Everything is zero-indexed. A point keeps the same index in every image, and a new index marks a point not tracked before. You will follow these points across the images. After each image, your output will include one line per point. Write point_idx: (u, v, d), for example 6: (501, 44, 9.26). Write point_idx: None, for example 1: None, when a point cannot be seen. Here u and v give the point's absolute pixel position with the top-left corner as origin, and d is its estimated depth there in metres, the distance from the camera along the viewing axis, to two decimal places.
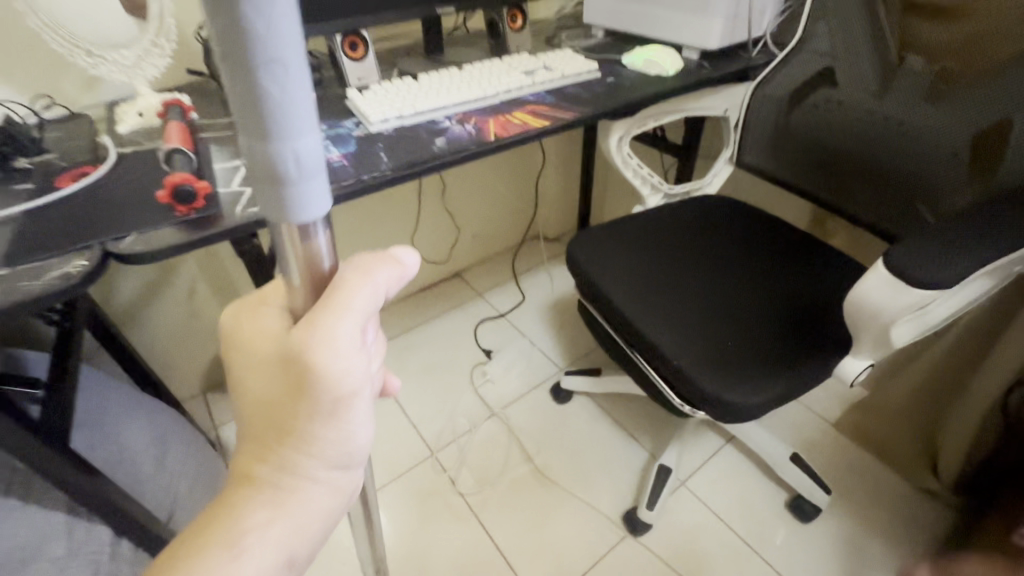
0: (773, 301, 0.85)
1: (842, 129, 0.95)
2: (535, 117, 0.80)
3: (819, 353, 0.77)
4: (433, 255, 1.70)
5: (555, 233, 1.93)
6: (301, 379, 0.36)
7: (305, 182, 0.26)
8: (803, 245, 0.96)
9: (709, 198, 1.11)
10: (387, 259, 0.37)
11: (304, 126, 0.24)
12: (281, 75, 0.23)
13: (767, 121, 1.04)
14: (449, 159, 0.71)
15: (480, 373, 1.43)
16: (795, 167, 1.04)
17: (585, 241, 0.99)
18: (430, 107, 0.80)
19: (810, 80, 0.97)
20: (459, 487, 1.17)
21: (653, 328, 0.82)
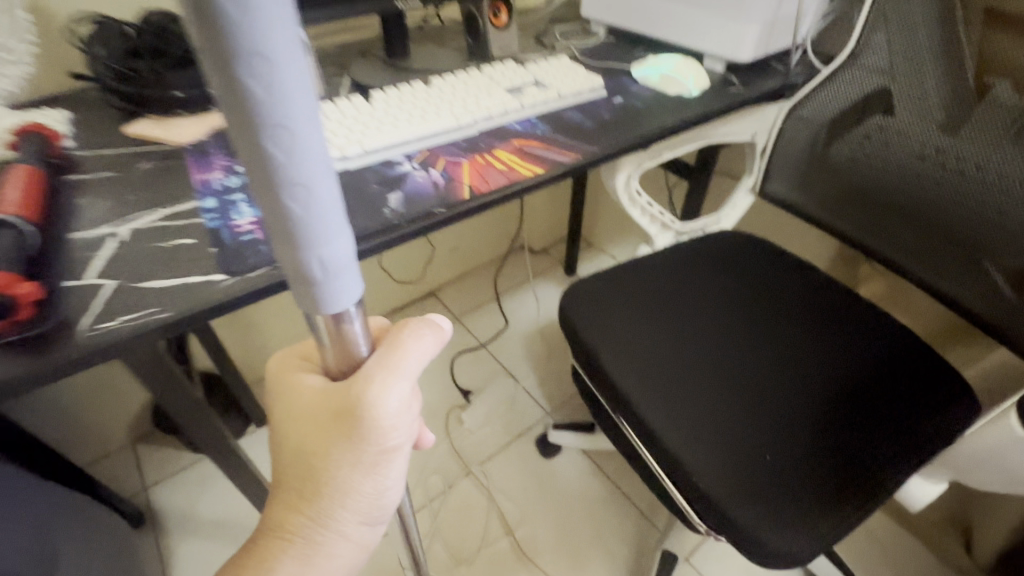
0: (816, 389, 0.71)
1: (896, 171, 0.76)
2: (523, 159, 0.61)
3: (873, 470, 0.62)
4: (404, 275, 1.50)
5: (542, 245, 1.73)
6: (349, 427, 0.36)
7: (335, 283, 0.28)
8: (836, 314, 0.80)
9: (728, 236, 0.93)
10: (434, 327, 0.38)
11: (332, 236, 0.26)
12: (309, 198, 0.24)
13: (798, 149, 0.85)
14: (406, 229, 0.51)
15: (456, 418, 1.26)
16: (833, 207, 0.86)
17: (580, 300, 0.80)
18: (384, 143, 0.60)
19: (859, 105, 0.78)
20: (431, 566, 1.01)
21: (672, 433, 0.65)
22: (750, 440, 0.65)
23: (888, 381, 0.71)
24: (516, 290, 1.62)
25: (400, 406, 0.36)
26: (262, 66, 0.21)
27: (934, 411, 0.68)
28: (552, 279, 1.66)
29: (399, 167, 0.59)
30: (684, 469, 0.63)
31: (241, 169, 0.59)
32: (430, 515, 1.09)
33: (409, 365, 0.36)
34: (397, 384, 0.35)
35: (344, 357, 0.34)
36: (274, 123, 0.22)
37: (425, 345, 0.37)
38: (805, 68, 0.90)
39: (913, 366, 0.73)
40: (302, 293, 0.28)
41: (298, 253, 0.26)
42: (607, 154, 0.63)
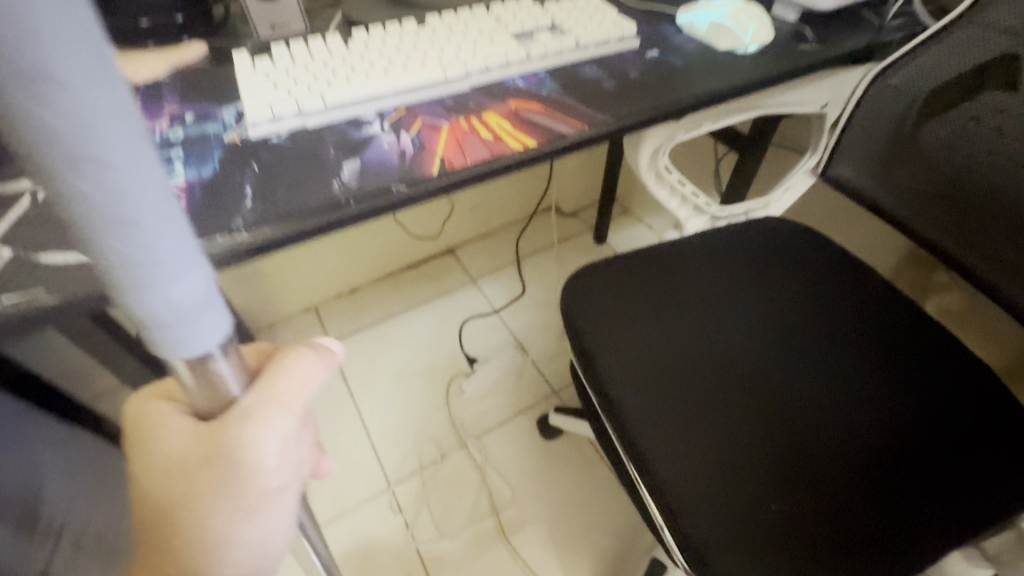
0: (854, 431, 0.58)
1: (1012, 166, 0.57)
2: (515, 127, 0.49)
3: (907, 542, 0.51)
4: (421, 230, 1.43)
5: (572, 208, 1.61)
6: (220, 470, 0.28)
7: (192, 326, 0.21)
8: (898, 337, 0.66)
9: (776, 222, 0.79)
10: (321, 352, 0.32)
11: (183, 268, 0.20)
12: (141, 224, 0.18)
13: (883, 128, 0.65)
14: (352, 210, 0.42)
15: (458, 387, 1.22)
16: (917, 204, 0.67)
17: (582, 295, 0.70)
18: (351, 97, 0.50)
19: (970, 75, 0.57)
20: (415, 533, 1.01)
21: (675, 476, 0.56)
22: (771, 493, 0.54)
23: (952, 434, 0.58)
24: (538, 255, 1.52)
25: (285, 448, 0.29)
26: (33, 53, 0.14)
27: (1006, 479, 0.55)
28: (578, 246, 1.54)
29: (366, 127, 0.49)
30: (682, 522, 0.53)
31: (189, 119, 0.51)
32: (420, 483, 1.07)
33: (296, 396, 0.29)
34: (284, 419, 0.28)
35: (211, 394, 0.27)
36: (70, 125, 0.15)
37: (314, 371, 0.31)
38: (903, 24, 0.71)
39: (985, 419, 0.59)
40: (154, 342, 0.21)
41: (135, 296, 0.19)
42: (621, 126, 0.50)
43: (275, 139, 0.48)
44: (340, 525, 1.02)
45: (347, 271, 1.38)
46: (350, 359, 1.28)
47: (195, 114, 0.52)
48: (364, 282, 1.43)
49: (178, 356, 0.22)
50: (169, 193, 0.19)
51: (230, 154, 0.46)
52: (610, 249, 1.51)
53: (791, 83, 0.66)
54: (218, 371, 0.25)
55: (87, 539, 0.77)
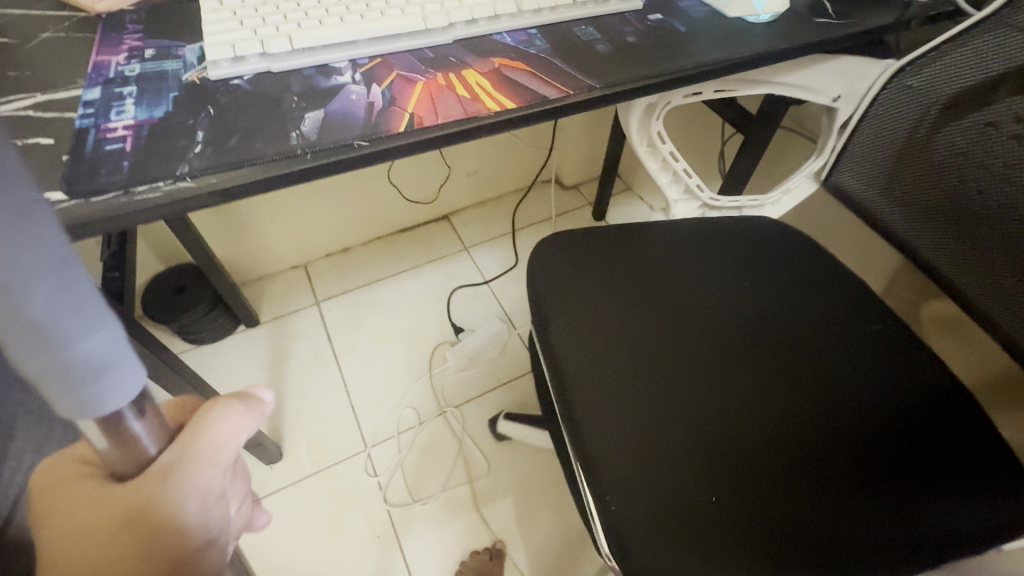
0: (809, 436, 0.56)
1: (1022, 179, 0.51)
2: (493, 86, 0.46)
3: (845, 553, 0.49)
4: (416, 194, 1.39)
5: (574, 180, 1.56)
6: (138, 533, 0.26)
7: (111, 377, 0.20)
8: (877, 347, 0.64)
9: (768, 222, 0.75)
10: (245, 402, 0.32)
11: (88, 322, 0.18)
12: (26, 283, 0.16)
13: (893, 134, 0.61)
14: (306, 162, 0.39)
15: (442, 355, 1.21)
16: (917, 216, 0.63)
17: (550, 270, 0.68)
18: (323, 41, 0.47)
19: (988, 83, 0.52)
20: (386, 495, 1.02)
21: (612, 463, 0.54)
22: (711, 493, 0.52)
23: (912, 458, 0.55)
24: (535, 227, 1.48)
25: (207, 505, 0.28)
26: None
27: (957, 511, 0.52)
28: (576, 221, 1.50)
29: (335, 77, 0.46)
30: (609, 508, 0.51)
31: (148, 54, 0.48)
32: (396, 448, 1.07)
33: (221, 447, 0.29)
34: (208, 474, 0.28)
35: (127, 453, 0.25)
36: None
37: (244, 418, 0.31)
38: (934, 5, 0.66)
39: (949, 444, 0.56)
40: (62, 402, 0.20)
41: (35, 361, 0.18)
42: (606, 93, 0.46)
43: (236, 82, 0.45)
44: (315, 482, 1.03)
45: (338, 230, 1.36)
46: (336, 319, 1.28)
47: (155, 49, 0.48)
48: (356, 242, 1.41)
49: (98, 409, 0.21)
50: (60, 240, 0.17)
51: (188, 95, 0.43)
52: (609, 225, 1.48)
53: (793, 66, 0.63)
54: (130, 433, 0.24)
55: None
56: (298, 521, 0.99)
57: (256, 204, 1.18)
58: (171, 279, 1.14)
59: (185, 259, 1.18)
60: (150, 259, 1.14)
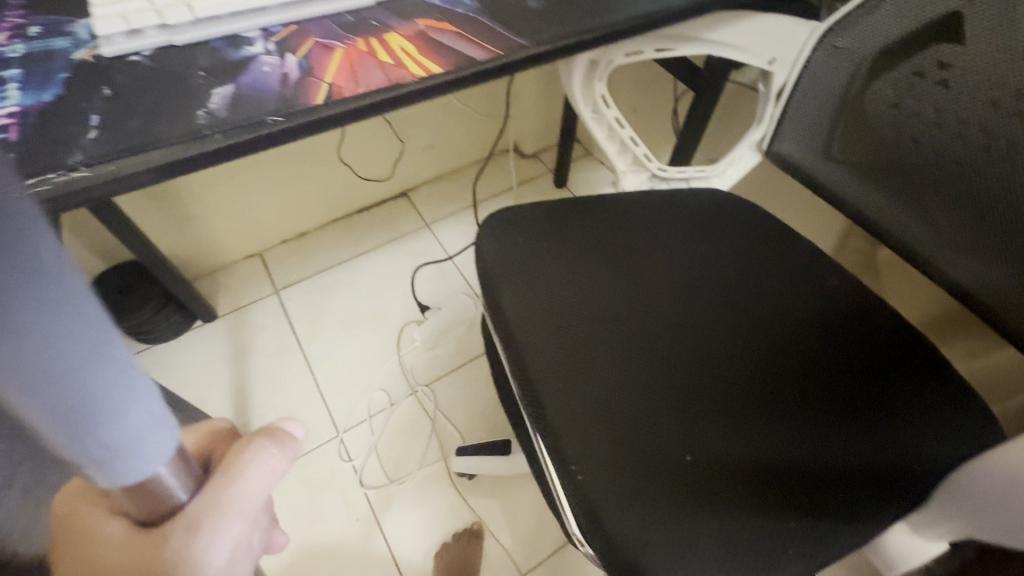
0: (767, 387, 0.58)
1: (954, 123, 0.53)
2: (418, 51, 0.43)
3: (810, 494, 0.51)
4: (371, 171, 1.34)
5: (533, 148, 1.53)
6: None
7: (149, 440, 0.21)
8: (823, 301, 0.65)
9: (715, 191, 0.75)
10: (272, 453, 0.36)
11: (132, 398, 0.19)
12: (78, 371, 0.16)
13: (826, 96, 0.61)
14: (217, 142, 0.36)
15: (409, 336, 1.19)
16: (859, 175, 0.63)
17: (504, 247, 0.67)
18: (229, 8, 0.43)
19: (913, 36, 0.52)
20: (363, 479, 1.01)
21: (578, 436, 0.54)
22: (678, 454, 0.53)
23: (867, 402, 0.57)
24: (496, 198, 1.46)
25: (234, 555, 0.32)
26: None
27: (909, 442, 0.55)
28: (538, 189, 1.48)
29: (246, 48, 0.42)
30: (579, 482, 0.52)
31: (33, 33, 0.43)
32: (369, 432, 1.06)
33: (250, 499, 0.33)
34: (236, 526, 0.32)
35: (153, 506, 0.27)
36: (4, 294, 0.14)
37: (272, 461, 0.36)
38: None
39: (895, 382, 0.59)
40: (104, 468, 0.21)
41: (68, 443, 0.18)
42: (538, 52, 0.44)
43: (135, 58, 0.41)
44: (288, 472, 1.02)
45: (290, 215, 1.31)
46: (297, 307, 1.24)
47: (42, 27, 0.44)
48: (311, 227, 1.36)
49: (133, 469, 0.22)
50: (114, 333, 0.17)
51: (80, 76, 0.40)
52: (570, 192, 1.46)
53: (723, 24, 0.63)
54: (166, 485, 0.26)
55: None
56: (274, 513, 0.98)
57: (199, 192, 1.12)
58: (116, 279, 1.09)
59: (129, 256, 1.12)
60: (90, 259, 1.07)
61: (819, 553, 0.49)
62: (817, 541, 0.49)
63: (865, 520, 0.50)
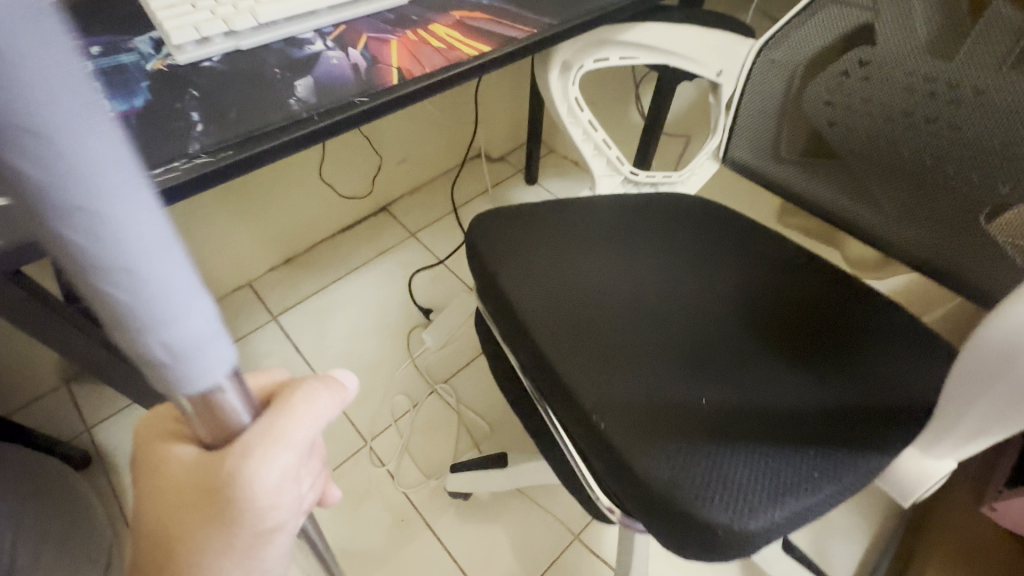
0: (763, 341, 0.63)
1: (880, 113, 0.59)
2: (463, 36, 0.49)
3: (820, 430, 0.55)
4: (351, 189, 1.37)
5: (501, 152, 1.60)
6: (217, 503, 0.30)
7: (202, 359, 0.20)
8: (800, 262, 0.71)
9: (679, 196, 0.79)
10: (326, 393, 0.33)
11: (181, 304, 0.18)
12: (139, 259, 0.16)
13: (768, 101, 0.67)
14: (318, 124, 0.40)
15: (418, 339, 1.22)
16: (808, 168, 0.67)
17: (498, 240, 0.70)
18: (284, 13, 0.47)
19: (836, 44, 0.59)
20: (400, 481, 1.03)
21: (601, 398, 0.57)
22: (692, 401, 0.57)
23: (855, 345, 0.62)
24: (475, 202, 1.51)
25: (285, 485, 0.30)
26: (11, 114, 0.13)
27: (899, 376, 0.59)
28: (512, 188, 1.55)
29: (307, 47, 0.47)
30: (601, 431, 0.55)
31: (95, 52, 0.45)
32: (397, 435, 1.08)
33: (301, 429, 0.30)
34: (285, 457, 0.29)
35: (218, 429, 0.28)
36: (45, 158, 0.14)
37: (325, 401, 0.32)
38: None
39: (874, 322, 0.64)
40: (159, 378, 0.20)
41: (131, 339, 0.18)
42: (565, 29, 0.51)
43: (207, 64, 0.44)
44: None
45: (275, 243, 1.31)
46: (296, 331, 1.23)
47: (102, 46, 0.46)
48: (298, 251, 1.36)
49: (184, 389, 0.21)
50: (168, 225, 0.17)
51: (160, 83, 0.42)
52: (543, 187, 1.54)
53: (672, 37, 0.68)
54: (230, 405, 0.25)
55: (51, 550, 0.73)
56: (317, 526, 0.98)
57: (187, 225, 1.12)
58: None
59: None
60: None
61: (836, 474, 0.52)
62: (830, 463, 0.52)
63: (872, 447, 0.54)
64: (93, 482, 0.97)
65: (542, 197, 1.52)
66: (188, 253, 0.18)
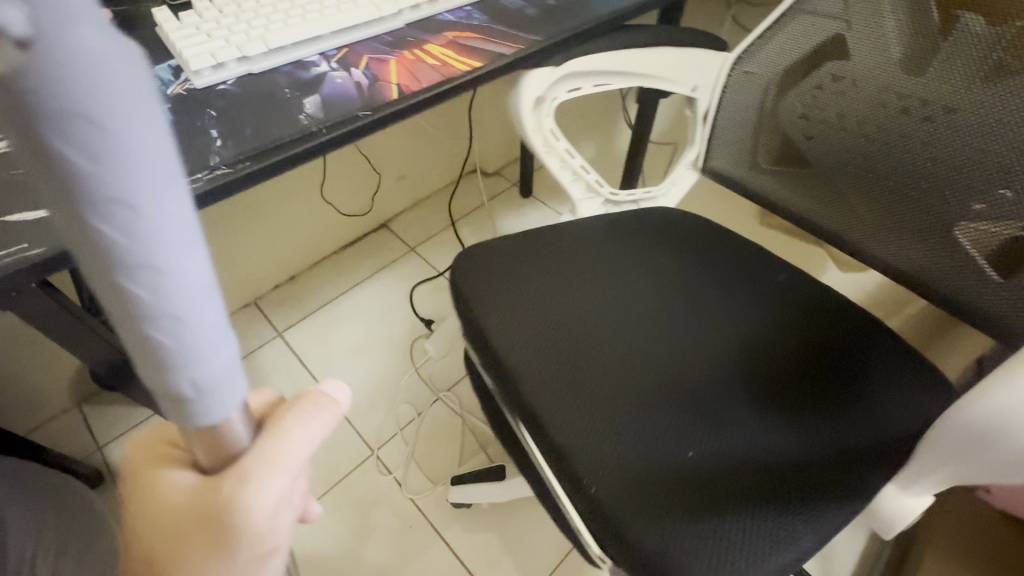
0: (751, 383, 0.62)
1: (853, 127, 0.60)
2: (457, 53, 0.53)
3: (807, 476, 0.55)
4: (352, 207, 1.41)
5: (496, 167, 1.65)
6: (210, 532, 0.26)
7: (218, 401, 0.21)
8: (782, 288, 0.71)
9: (661, 211, 0.80)
10: (322, 412, 0.29)
11: (210, 347, 0.19)
12: (185, 307, 0.18)
13: (745, 113, 0.68)
14: (325, 136, 0.44)
15: (421, 349, 1.25)
16: (785, 181, 0.69)
17: (482, 279, 0.70)
18: (292, 39, 0.51)
19: (806, 58, 0.61)
20: (408, 488, 1.05)
21: (589, 451, 0.56)
22: (683, 453, 0.56)
23: (843, 381, 0.62)
24: (472, 215, 1.56)
25: (280, 510, 0.27)
26: (104, 187, 0.15)
27: (886, 413, 0.59)
28: (508, 201, 1.59)
29: (314, 68, 0.51)
30: (593, 494, 0.54)
31: None
32: (404, 443, 1.10)
33: (299, 451, 0.27)
34: (283, 481, 0.26)
35: (215, 450, 0.25)
36: (122, 224, 0.16)
37: (314, 423, 0.29)
38: None
39: (861, 355, 0.64)
40: (172, 414, 0.21)
41: (158, 377, 0.19)
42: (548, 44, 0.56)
43: (223, 87, 0.48)
44: (332, 497, 1.04)
45: (279, 261, 1.34)
46: (302, 346, 1.26)
47: None
48: (301, 269, 1.40)
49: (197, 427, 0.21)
50: (213, 279, 0.19)
51: (181, 104, 0.46)
52: (538, 199, 1.59)
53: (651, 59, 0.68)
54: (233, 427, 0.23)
55: (72, 562, 0.74)
56: (328, 535, 0.99)
57: None
58: None
59: None
60: None
61: (824, 524, 0.52)
62: (819, 514, 0.52)
63: (858, 492, 0.54)
64: (107, 500, 0.98)
65: (537, 208, 1.56)
66: (222, 299, 0.20)
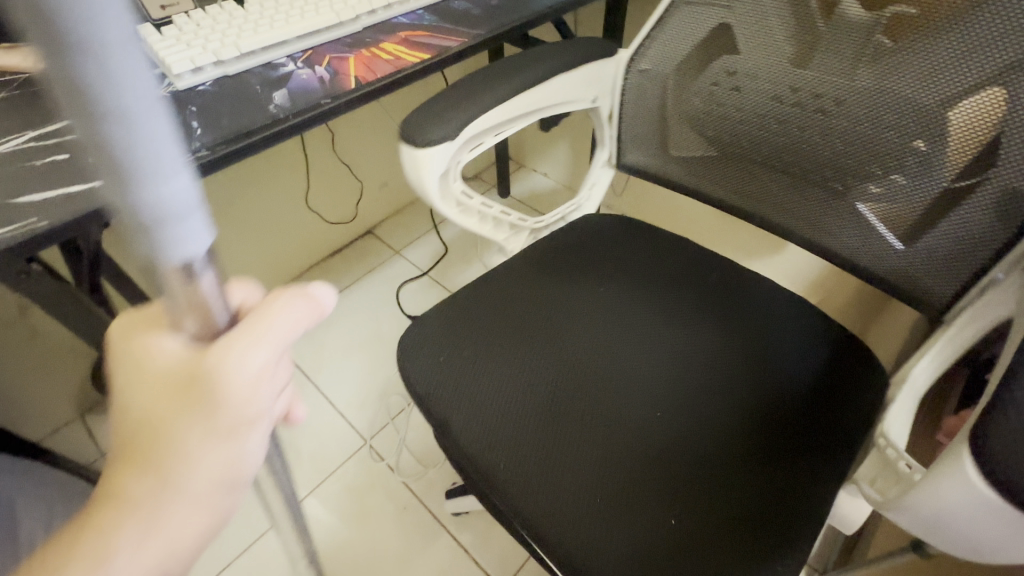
0: (718, 431, 0.61)
1: (754, 120, 0.64)
2: (409, 49, 0.61)
3: (778, 524, 0.55)
4: (336, 215, 1.47)
5: (473, 171, 1.73)
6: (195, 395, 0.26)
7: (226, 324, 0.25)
8: (730, 316, 0.72)
9: (591, 221, 0.82)
10: (301, 300, 0.27)
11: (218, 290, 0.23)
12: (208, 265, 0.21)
13: (650, 110, 0.72)
14: (292, 121, 0.51)
15: None
16: (697, 167, 0.72)
17: (438, 357, 0.67)
18: (261, 44, 0.58)
19: (696, 54, 0.65)
20: (400, 473, 1.09)
21: (564, 523, 0.55)
22: (665, 515, 0.55)
23: (804, 417, 0.62)
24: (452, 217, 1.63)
25: (263, 383, 0.26)
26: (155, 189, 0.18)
27: (838, 442, 0.60)
28: None
29: (282, 68, 0.58)
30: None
31: None
32: (395, 431, 1.15)
33: (285, 333, 0.26)
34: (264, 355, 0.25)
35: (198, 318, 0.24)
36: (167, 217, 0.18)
37: (302, 313, 0.27)
38: None
39: (812, 381, 0.65)
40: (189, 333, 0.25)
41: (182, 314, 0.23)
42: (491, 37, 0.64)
43: (202, 88, 0.55)
44: (330, 486, 1.08)
45: (269, 270, 1.40)
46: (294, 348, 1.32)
47: None
48: (290, 278, 1.46)
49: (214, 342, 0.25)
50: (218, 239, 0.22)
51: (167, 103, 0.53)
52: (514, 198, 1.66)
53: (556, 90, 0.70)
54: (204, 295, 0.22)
55: None
56: (327, 521, 1.04)
57: None
58: None
59: None
60: None
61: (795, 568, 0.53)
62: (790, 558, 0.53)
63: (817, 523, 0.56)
64: None
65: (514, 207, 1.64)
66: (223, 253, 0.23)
